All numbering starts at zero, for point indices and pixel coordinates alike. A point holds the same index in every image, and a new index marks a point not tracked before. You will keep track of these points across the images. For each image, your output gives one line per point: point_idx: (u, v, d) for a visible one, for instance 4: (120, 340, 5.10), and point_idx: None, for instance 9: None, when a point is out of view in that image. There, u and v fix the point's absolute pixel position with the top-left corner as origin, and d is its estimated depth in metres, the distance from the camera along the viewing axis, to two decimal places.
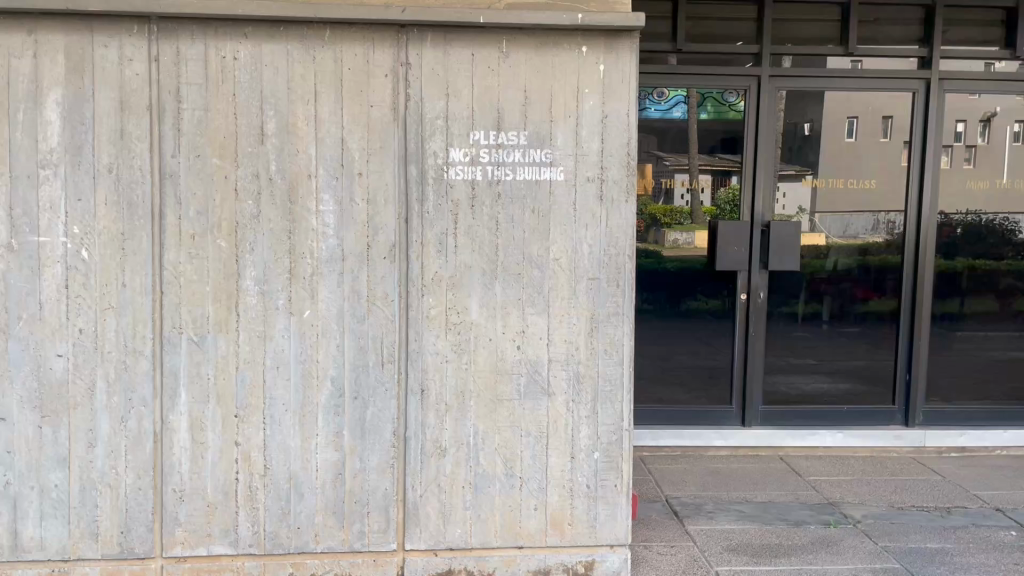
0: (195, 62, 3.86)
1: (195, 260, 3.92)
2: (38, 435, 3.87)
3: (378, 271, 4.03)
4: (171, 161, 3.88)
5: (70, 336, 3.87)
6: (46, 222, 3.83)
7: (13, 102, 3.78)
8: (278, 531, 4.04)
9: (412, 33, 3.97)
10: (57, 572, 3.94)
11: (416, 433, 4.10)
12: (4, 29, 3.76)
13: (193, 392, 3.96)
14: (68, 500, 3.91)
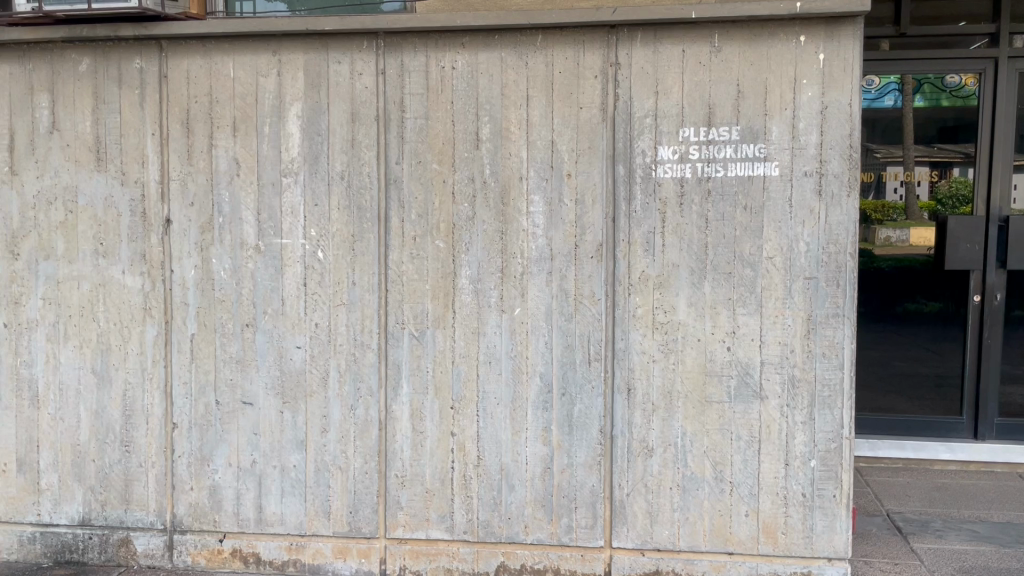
0: (417, 73, 4.10)
1: (416, 260, 4.15)
2: (279, 419, 4.25)
3: (586, 270, 4.07)
4: (395, 166, 4.13)
5: (308, 329, 4.22)
6: (288, 226, 4.20)
7: (261, 117, 4.18)
8: (491, 520, 4.19)
9: (622, 33, 3.98)
10: (295, 546, 4.27)
11: (623, 432, 4.10)
12: (253, 51, 4.16)
13: (413, 384, 4.19)
14: (305, 480, 4.26)
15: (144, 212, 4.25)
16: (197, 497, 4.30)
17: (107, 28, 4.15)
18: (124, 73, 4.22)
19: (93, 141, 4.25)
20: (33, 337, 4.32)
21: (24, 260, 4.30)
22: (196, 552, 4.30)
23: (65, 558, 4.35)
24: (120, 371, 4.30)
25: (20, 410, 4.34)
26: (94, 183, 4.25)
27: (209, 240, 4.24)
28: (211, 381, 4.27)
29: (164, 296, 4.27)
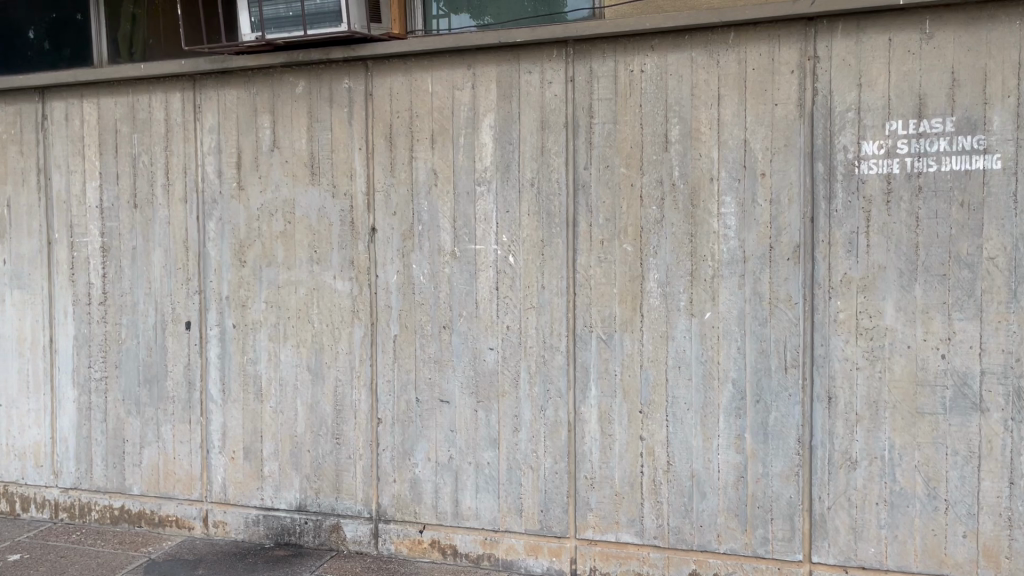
0: (606, 79, 4.13)
1: (604, 264, 4.17)
2: (474, 417, 4.42)
3: (782, 273, 3.92)
4: (584, 172, 4.18)
5: (500, 331, 4.36)
6: (481, 232, 4.36)
7: (457, 128, 4.37)
8: (682, 526, 4.13)
9: (821, 25, 3.82)
10: (489, 541, 4.41)
11: (824, 442, 3.91)
12: (450, 66, 4.36)
13: (602, 387, 4.21)
14: (498, 477, 4.40)
15: (352, 221, 4.57)
16: (400, 489, 4.55)
17: (319, 52, 4.49)
18: (334, 93, 4.56)
19: (308, 157, 4.62)
20: (257, 338, 4.75)
21: (250, 267, 4.75)
22: (399, 541, 4.55)
23: (285, 540, 4.74)
24: (331, 369, 4.64)
25: (246, 403, 4.79)
26: (309, 196, 4.62)
27: (410, 247, 4.48)
28: (412, 380, 4.51)
29: (370, 300, 4.56)
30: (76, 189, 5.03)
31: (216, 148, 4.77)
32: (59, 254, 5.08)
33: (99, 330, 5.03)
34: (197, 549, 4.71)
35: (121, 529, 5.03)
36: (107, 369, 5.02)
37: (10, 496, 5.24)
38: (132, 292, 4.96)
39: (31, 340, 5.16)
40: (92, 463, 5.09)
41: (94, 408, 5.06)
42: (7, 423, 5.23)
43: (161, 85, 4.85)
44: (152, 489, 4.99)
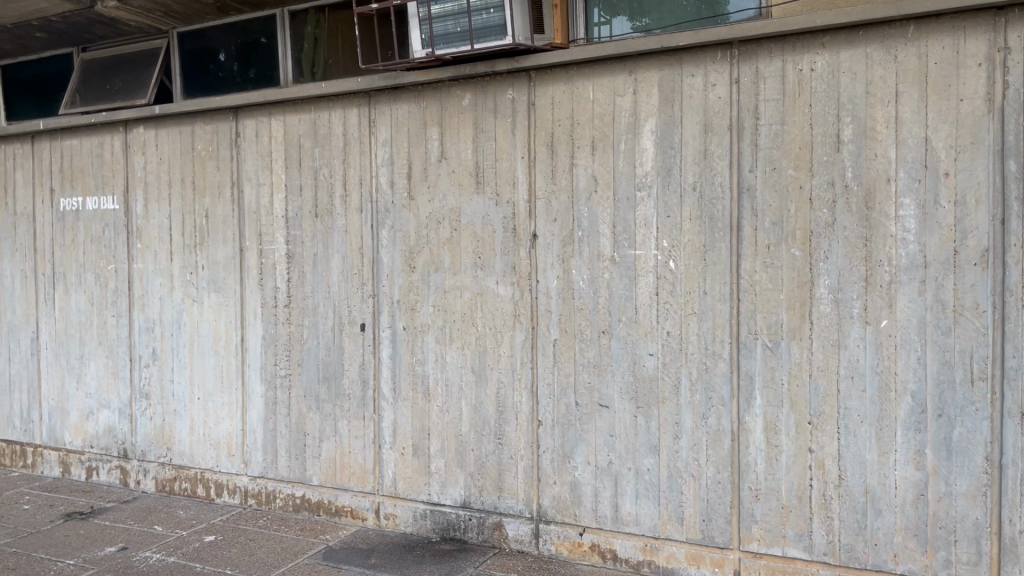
0: (773, 79, 4.02)
1: (771, 269, 4.06)
2: (634, 423, 4.41)
3: (967, 279, 3.67)
4: (748, 175, 4.09)
5: (660, 337, 4.33)
6: (642, 237, 4.36)
7: (618, 134, 4.39)
8: (854, 543, 3.95)
9: (1014, 14, 3.56)
10: (649, 547, 4.39)
11: (1016, 461, 3.62)
12: (612, 72, 4.40)
13: (767, 396, 4.10)
14: (658, 484, 4.37)
15: (515, 228, 4.69)
16: (560, 491, 4.62)
17: (485, 65, 4.64)
18: (498, 103, 4.70)
19: (473, 166, 4.79)
20: (425, 340, 4.97)
21: (418, 272, 4.97)
22: (560, 542, 4.61)
23: (450, 535, 4.92)
24: (494, 371, 4.78)
25: (415, 402, 5.02)
26: (474, 204, 4.79)
27: (570, 252, 4.54)
28: (572, 384, 4.57)
29: (531, 304, 4.66)
30: (264, 201, 5.46)
31: (389, 160, 5.04)
32: (249, 260, 5.53)
33: (283, 330, 5.43)
34: (370, 540, 4.98)
35: (302, 516, 5.40)
36: (290, 367, 5.41)
37: (207, 482, 5.74)
38: (312, 295, 5.32)
39: (225, 339, 5.64)
40: (277, 454, 5.49)
41: (279, 403, 5.47)
42: (204, 414, 5.74)
43: (339, 102, 5.17)
44: (329, 480, 5.32)
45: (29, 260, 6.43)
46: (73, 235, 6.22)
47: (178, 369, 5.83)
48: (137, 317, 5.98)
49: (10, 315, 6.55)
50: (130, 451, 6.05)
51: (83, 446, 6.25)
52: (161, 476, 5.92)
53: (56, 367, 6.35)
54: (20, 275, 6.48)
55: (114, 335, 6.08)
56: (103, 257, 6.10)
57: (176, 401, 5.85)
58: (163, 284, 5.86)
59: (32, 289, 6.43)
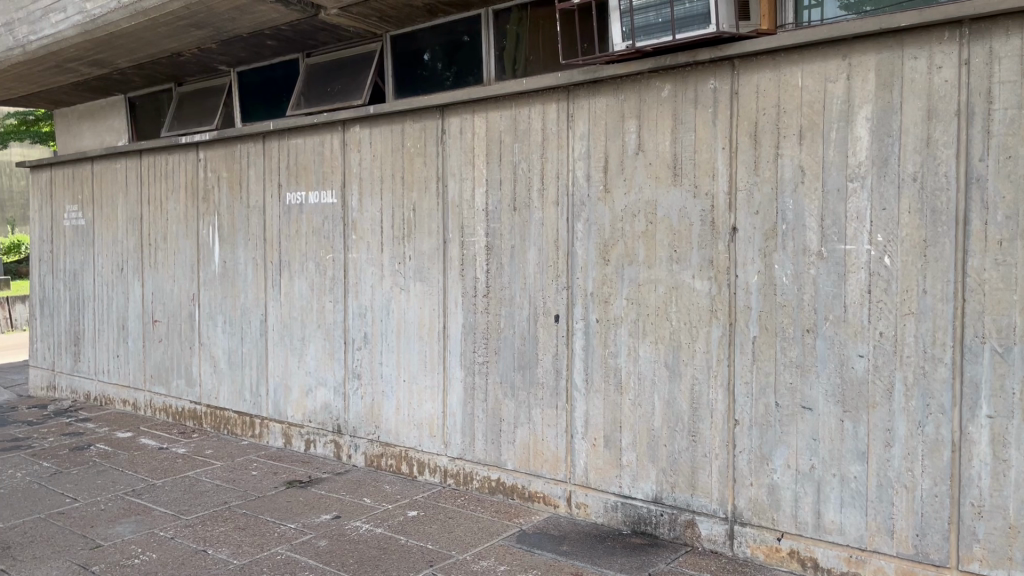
0: (1010, 59, 3.65)
1: (1002, 267, 3.70)
2: (840, 427, 4.18)
3: None
4: (978, 165, 3.75)
5: (872, 338, 4.08)
6: (853, 231, 4.12)
7: (829, 122, 4.16)
8: None
9: None
10: (855, 558, 4.15)
11: None
12: (823, 58, 4.17)
13: (996, 405, 3.74)
14: (866, 493, 4.11)
15: (714, 221, 4.58)
16: (757, 493, 4.48)
17: (687, 55, 4.55)
18: (699, 94, 4.60)
19: (671, 158, 4.72)
20: (619, 333, 4.98)
21: (613, 265, 4.98)
22: (756, 546, 4.47)
23: (642, 529, 4.91)
24: (689, 366, 4.70)
25: (607, 395, 5.04)
26: (671, 197, 4.72)
27: (772, 246, 4.38)
28: (772, 383, 4.41)
29: (730, 300, 4.54)
30: (466, 195, 5.68)
31: (586, 154, 5.08)
32: (452, 251, 5.78)
33: (482, 319, 5.63)
34: (562, 527, 5.07)
35: (497, 499, 5.59)
36: (488, 355, 5.61)
37: (410, 460, 6.08)
38: (510, 286, 5.48)
39: (429, 326, 5.94)
40: (475, 438, 5.71)
41: (476, 388, 5.69)
42: (409, 396, 6.08)
43: (539, 97, 5.27)
44: (524, 465, 5.47)
45: (259, 249, 7.08)
46: (296, 227, 6.79)
47: (386, 352, 6.21)
48: (351, 304, 6.44)
49: (242, 299, 7.25)
50: (343, 426, 6.53)
51: (302, 420, 6.82)
52: (370, 452, 6.34)
53: (280, 347, 6.96)
54: (252, 262, 7.15)
55: (330, 319, 6.58)
56: (322, 247, 6.61)
57: (384, 383, 6.24)
58: (374, 273, 6.26)
59: (261, 275, 7.09)
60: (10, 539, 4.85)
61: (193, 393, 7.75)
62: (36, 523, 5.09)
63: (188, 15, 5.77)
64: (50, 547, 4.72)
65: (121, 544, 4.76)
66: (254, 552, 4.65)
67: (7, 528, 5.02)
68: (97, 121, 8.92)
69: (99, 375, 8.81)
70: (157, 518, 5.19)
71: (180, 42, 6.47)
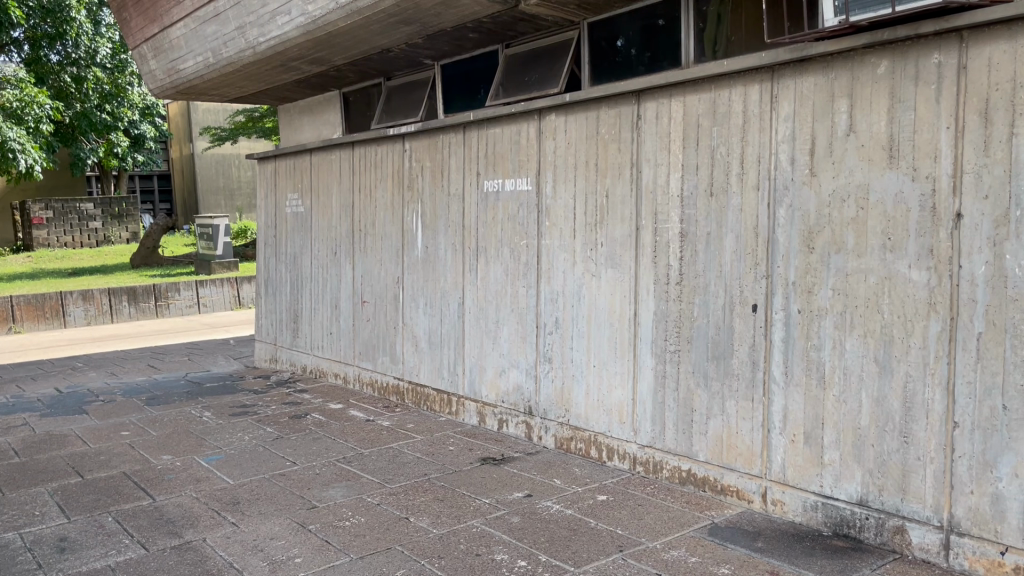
0: None
1: None
2: None
3: None
4: None
5: None
6: None
7: None
8: None
9: None
10: None
11: None
12: None
13: None
14: None
15: (934, 207, 4.23)
16: (977, 502, 4.11)
17: (907, 28, 4.22)
18: (921, 69, 4.26)
19: (886, 140, 4.41)
20: (823, 324, 4.74)
21: (818, 253, 4.75)
22: (975, 559, 4.12)
23: (844, 531, 4.67)
24: (901, 363, 4.40)
25: (809, 389, 4.82)
26: (885, 181, 4.42)
27: (1004, 234, 3.98)
28: (998, 384, 4.02)
29: (951, 293, 4.19)
30: (661, 180, 5.61)
31: (791, 136, 4.86)
32: (645, 238, 5.74)
33: (675, 307, 5.55)
34: (757, 523, 4.92)
35: (688, 489, 5.51)
36: (680, 343, 5.53)
37: (600, 445, 6.12)
38: (704, 274, 5.36)
39: (620, 312, 5.94)
40: (665, 426, 5.66)
41: (667, 376, 5.62)
42: (599, 382, 6.12)
43: (740, 79, 5.10)
44: (716, 458, 5.35)
45: (458, 235, 7.38)
46: (493, 213, 7.01)
47: (577, 338, 6.28)
48: (543, 289, 6.56)
49: (442, 282, 7.60)
50: (534, 408, 6.68)
51: (496, 401, 7.05)
52: (560, 434, 6.45)
53: (476, 330, 7.23)
54: (451, 248, 7.47)
55: (523, 303, 6.75)
56: (517, 234, 6.77)
57: (574, 367, 6.31)
58: (567, 259, 6.34)
59: (459, 260, 7.38)
60: (240, 495, 5.39)
61: (396, 369, 8.23)
62: (261, 482, 5.63)
63: (398, 12, 6.08)
64: (274, 505, 5.20)
65: (334, 506, 5.16)
66: (452, 522, 4.89)
67: (238, 485, 5.58)
68: (314, 115, 9.62)
69: (314, 351, 9.56)
70: (365, 485, 5.58)
71: (389, 38, 6.84)
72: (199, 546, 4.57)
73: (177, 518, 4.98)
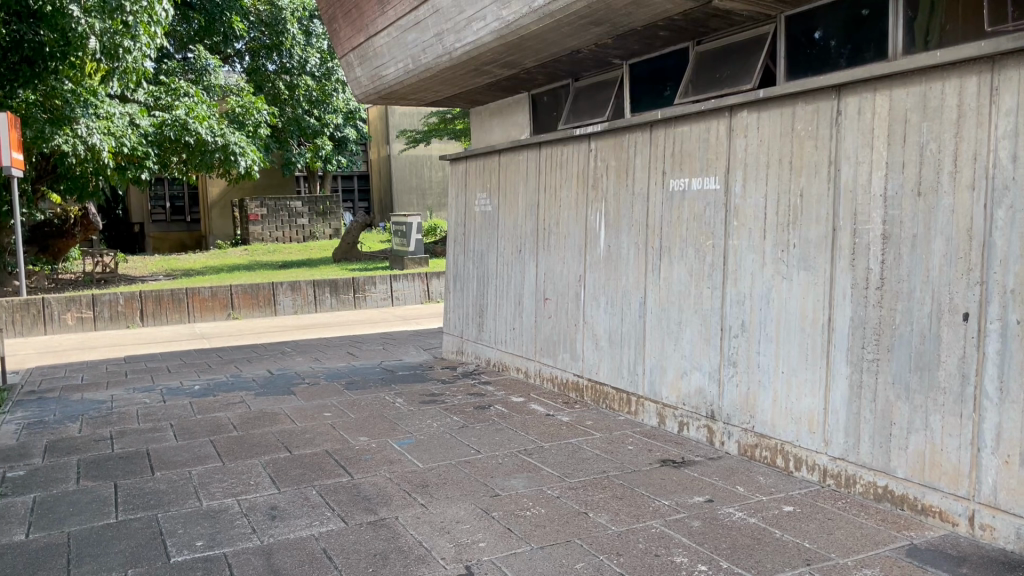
0: None
1: None
2: None
3: None
4: None
5: None
6: None
7: None
8: None
9: None
10: None
11: None
12: None
13: None
14: None
15: None
16: None
17: None
18: None
19: None
20: None
21: None
22: None
23: None
24: None
25: None
26: None
27: None
28: None
29: None
30: (862, 179, 5.32)
31: (1013, 132, 4.45)
32: (842, 240, 5.47)
33: (874, 314, 5.25)
34: (962, 548, 4.56)
35: (884, 507, 5.20)
36: (879, 352, 5.22)
37: (787, 454, 5.90)
38: (909, 279, 5.03)
39: (813, 317, 5.69)
40: (860, 438, 5.36)
41: (864, 386, 5.32)
42: (788, 389, 5.89)
43: (956, 70, 4.73)
44: (917, 475, 5.00)
45: (642, 235, 7.35)
46: (678, 213, 6.93)
47: (765, 342, 6.08)
48: (729, 291, 6.41)
49: (624, 282, 7.60)
50: (717, 413, 6.54)
51: (677, 403, 6.97)
52: (744, 441, 6.28)
53: (658, 330, 7.17)
54: (635, 247, 7.45)
55: (708, 305, 6.62)
56: (704, 234, 6.65)
57: (761, 372, 6.12)
58: (756, 261, 6.15)
59: (643, 259, 7.36)
60: (429, 478, 5.67)
61: (577, 367, 8.32)
62: (448, 468, 5.89)
63: (589, 14, 6.15)
64: (459, 490, 5.43)
65: (516, 496, 5.32)
66: (631, 521, 4.90)
67: (427, 469, 5.88)
68: (504, 116, 9.91)
69: (498, 345, 9.86)
70: (545, 477, 5.70)
71: (580, 39, 6.94)
72: (392, 524, 4.87)
73: (373, 496, 5.33)
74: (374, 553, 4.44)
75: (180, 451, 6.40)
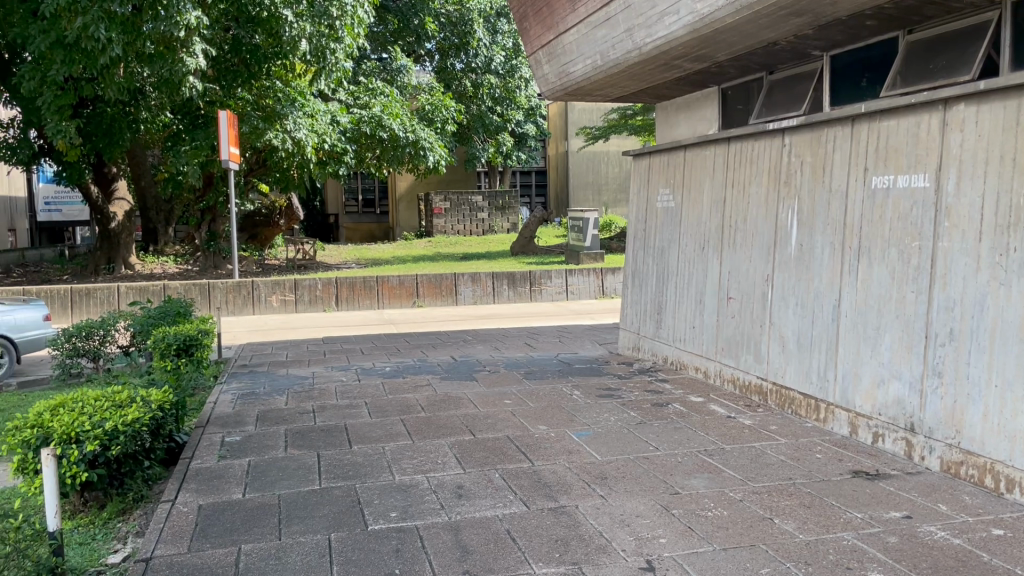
0: None
1: None
2: None
3: None
4: None
5: None
6: None
7: None
8: None
9: None
10: None
11: None
12: None
13: None
14: None
15: None
16: None
17: None
18: None
19: None
20: None
21: None
22: None
23: None
24: None
25: None
26: None
27: None
28: None
29: None
30: None
31: None
32: None
33: None
34: None
35: None
36: None
37: (997, 473, 5.44)
38: None
39: None
40: None
41: None
42: (1001, 404, 5.44)
43: None
44: None
45: (839, 234, 7.03)
46: (881, 212, 6.55)
47: (976, 352, 5.64)
48: (937, 296, 6.00)
49: (817, 283, 7.29)
50: (917, 425, 6.15)
51: (872, 412, 6.61)
52: (947, 457, 5.86)
53: (853, 335, 6.83)
54: (830, 246, 7.14)
55: (912, 311, 6.23)
56: (909, 234, 6.26)
57: (970, 385, 5.69)
58: (969, 265, 5.72)
59: (839, 260, 7.03)
60: (608, 471, 5.72)
61: (760, 369, 8.08)
62: (627, 462, 5.91)
63: (790, 4, 5.94)
64: (639, 485, 5.44)
65: (696, 495, 5.26)
66: (820, 531, 4.71)
67: (606, 461, 5.93)
68: (691, 111, 9.77)
69: (676, 343, 9.74)
70: (726, 479, 5.60)
71: (778, 31, 6.71)
72: (572, 512, 4.96)
73: (553, 483, 5.44)
74: (555, 539, 4.54)
75: (374, 427, 6.81)
